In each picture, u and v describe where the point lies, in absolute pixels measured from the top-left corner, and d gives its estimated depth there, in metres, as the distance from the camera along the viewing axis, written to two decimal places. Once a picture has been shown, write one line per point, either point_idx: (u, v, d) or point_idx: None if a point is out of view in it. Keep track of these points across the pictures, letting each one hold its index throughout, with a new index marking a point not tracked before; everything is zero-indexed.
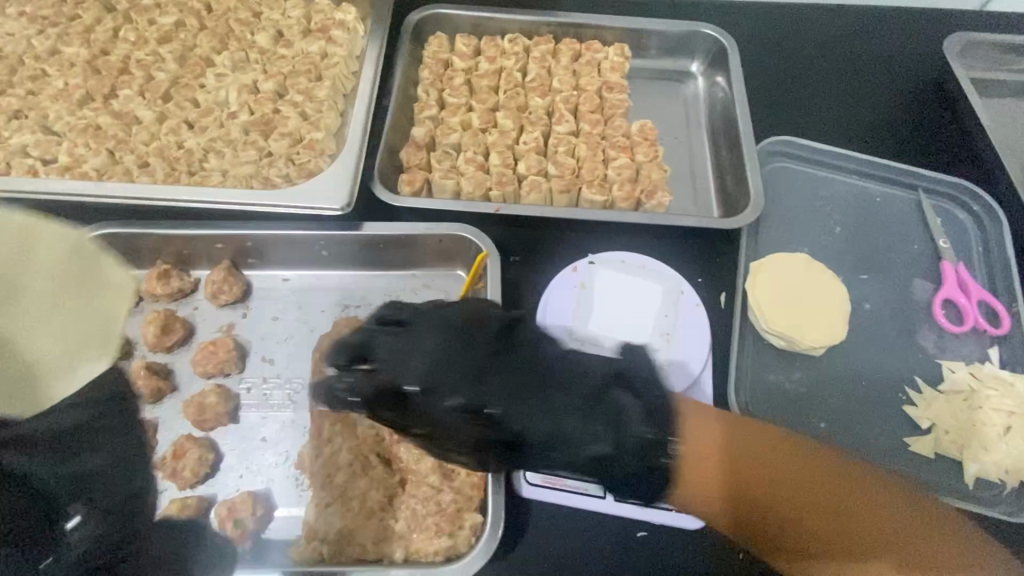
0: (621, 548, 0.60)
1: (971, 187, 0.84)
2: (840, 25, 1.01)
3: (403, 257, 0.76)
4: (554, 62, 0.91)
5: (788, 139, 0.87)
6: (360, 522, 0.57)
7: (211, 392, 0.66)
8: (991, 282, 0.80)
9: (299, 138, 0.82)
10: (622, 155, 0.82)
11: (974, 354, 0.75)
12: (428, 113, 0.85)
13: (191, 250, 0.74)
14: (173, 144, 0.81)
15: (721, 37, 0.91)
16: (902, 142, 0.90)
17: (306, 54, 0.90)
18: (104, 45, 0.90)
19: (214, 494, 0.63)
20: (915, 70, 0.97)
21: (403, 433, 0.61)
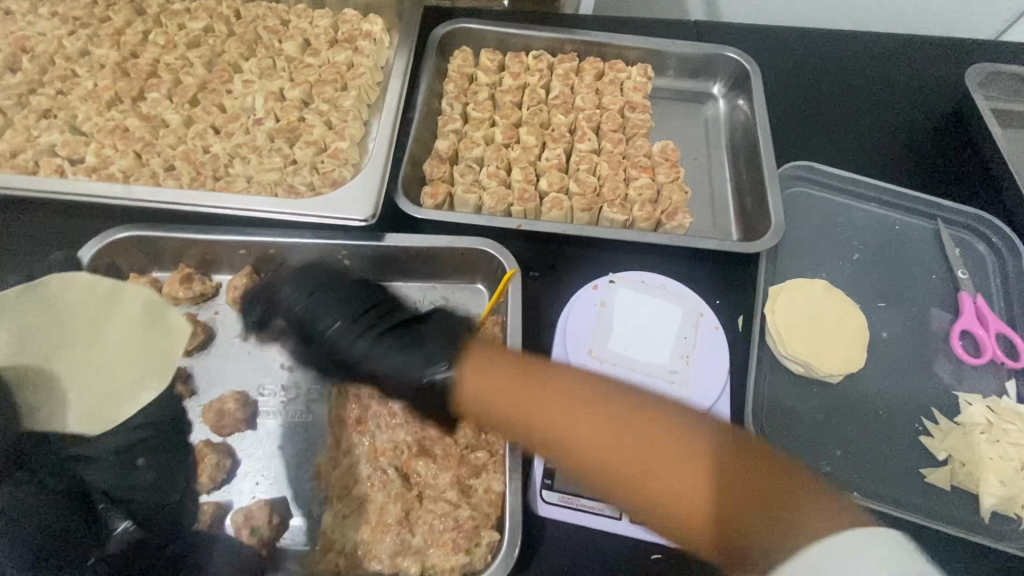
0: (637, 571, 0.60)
1: (990, 219, 0.84)
2: (860, 53, 1.02)
3: (424, 269, 0.76)
4: (577, 80, 0.92)
5: (810, 164, 0.87)
6: (376, 536, 0.56)
7: (230, 398, 0.65)
8: (1009, 315, 0.80)
9: (324, 147, 0.83)
10: (643, 175, 0.83)
11: (991, 387, 0.74)
12: (451, 126, 0.86)
13: (213, 254, 0.74)
14: (199, 149, 0.82)
15: (744, 61, 0.92)
16: (921, 172, 0.90)
17: (333, 64, 0.91)
18: (134, 48, 0.92)
19: (230, 500, 0.63)
20: (935, 99, 0.98)
21: (421, 447, 0.61)
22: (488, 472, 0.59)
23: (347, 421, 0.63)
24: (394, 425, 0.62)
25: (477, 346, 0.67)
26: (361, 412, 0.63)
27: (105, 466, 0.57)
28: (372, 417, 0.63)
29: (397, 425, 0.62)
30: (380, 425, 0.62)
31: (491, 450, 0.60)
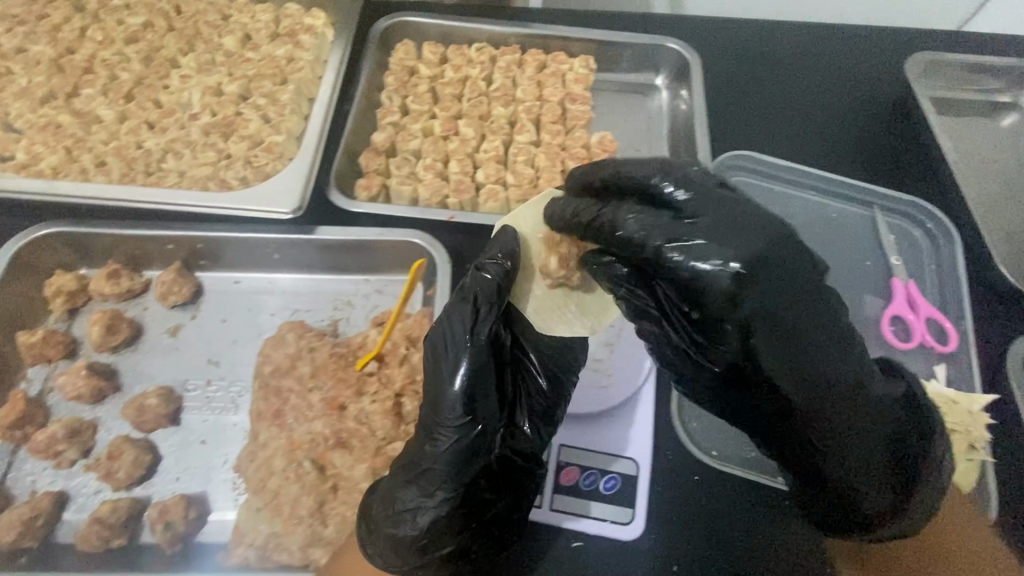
0: (555, 559, 0.59)
1: (924, 206, 0.85)
2: (806, 43, 1.02)
3: (356, 262, 0.76)
4: (519, 72, 0.92)
5: (747, 153, 0.88)
6: (289, 528, 0.57)
7: (152, 394, 0.65)
8: (942, 300, 0.80)
9: (259, 141, 0.83)
10: (580, 166, 0.83)
11: (919, 372, 0.75)
12: (389, 119, 0.86)
13: (141, 249, 0.73)
14: (131, 144, 0.81)
15: (685, 52, 0.93)
16: (862, 159, 0.90)
17: (272, 58, 0.90)
18: (70, 45, 0.90)
19: (149, 496, 0.62)
20: (878, 88, 0.98)
21: (337, 440, 0.60)
22: None
23: (266, 415, 0.62)
24: (311, 417, 0.62)
25: (403, 337, 0.67)
26: (280, 404, 0.63)
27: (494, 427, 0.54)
28: (291, 410, 0.62)
29: (314, 418, 0.62)
30: (298, 418, 0.62)
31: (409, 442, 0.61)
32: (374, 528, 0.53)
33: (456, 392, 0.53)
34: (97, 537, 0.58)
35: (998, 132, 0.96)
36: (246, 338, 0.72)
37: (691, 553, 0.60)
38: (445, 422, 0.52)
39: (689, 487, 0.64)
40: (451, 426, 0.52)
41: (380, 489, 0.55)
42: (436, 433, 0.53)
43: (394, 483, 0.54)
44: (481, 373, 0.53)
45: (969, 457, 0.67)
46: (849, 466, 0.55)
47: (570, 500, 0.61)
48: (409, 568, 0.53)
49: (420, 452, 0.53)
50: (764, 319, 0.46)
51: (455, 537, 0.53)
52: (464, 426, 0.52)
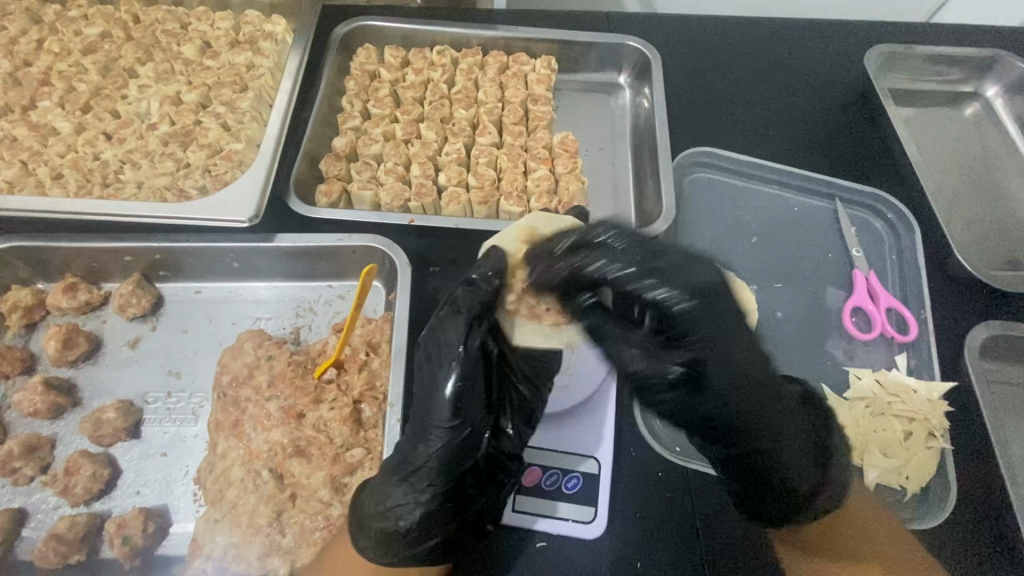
0: (518, 560, 0.59)
1: (884, 197, 0.86)
2: (769, 38, 1.03)
3: (317, 269, 0.75)
4: (481, 74, 0.92)
5: (710, 149, 0.88)
6: (247, 538, 0.57)
7: (110, 407, 0.64)
8: (902, 291, 0.81)
9: (218, 150, 0.82)
10: (542, 167, 0.83)
11: (880, 362, 0.76)
12: (350, 124, 0.86)
13: (98, 262, 0.73)
14: (89, 156, 0.81)
15: (646, 49, 0.93)
16: (825, 153, 0.91)
17: (231, 65, 0.89)
18: (27, 57, 0.89)
19: (109, 510, 0.62)
20: (840, 80, 0.99)
21: (295, 448, 0.60)
22: (362, 468, 0.60)
23: (225, 425, 0.62)
24: (270, 427, 0.62)
25: (363, 343, 0.67)
26: (239, 415, 0.63)
27: (484, 429, 0.55)
28: (249, 419, 0.62)
29: (273, 427, 0.62)
30: (257, 427, 0.62)
31: (368, 448, 0.61)
32: (363, 523, 0.54)
33: (449, 395, 0.54)
34: (54, 553, 0.57)
35: (958, 121, 0.97)
36: (206, 349, 0.71)
37: (655, 550, 0.60)
38: (435, 427, 0.54)
39: (652, 485, 0.64)
40: (443, 430, 0.54)
41: (370, 489, 0.55)
42: (430, 435, 0.54)
43: (385, 483, 0.54)
44: (468, 381, 0.54)
45: (928, 445, 0.68)
46: (784, 449, 0.63)
47: (532, 501, 0.61)
48: (398, 560, 0.54)
49: (411, 455, 0.54)
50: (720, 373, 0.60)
51: (443, 535, 0.54)
52: (454, 431, 0.54)
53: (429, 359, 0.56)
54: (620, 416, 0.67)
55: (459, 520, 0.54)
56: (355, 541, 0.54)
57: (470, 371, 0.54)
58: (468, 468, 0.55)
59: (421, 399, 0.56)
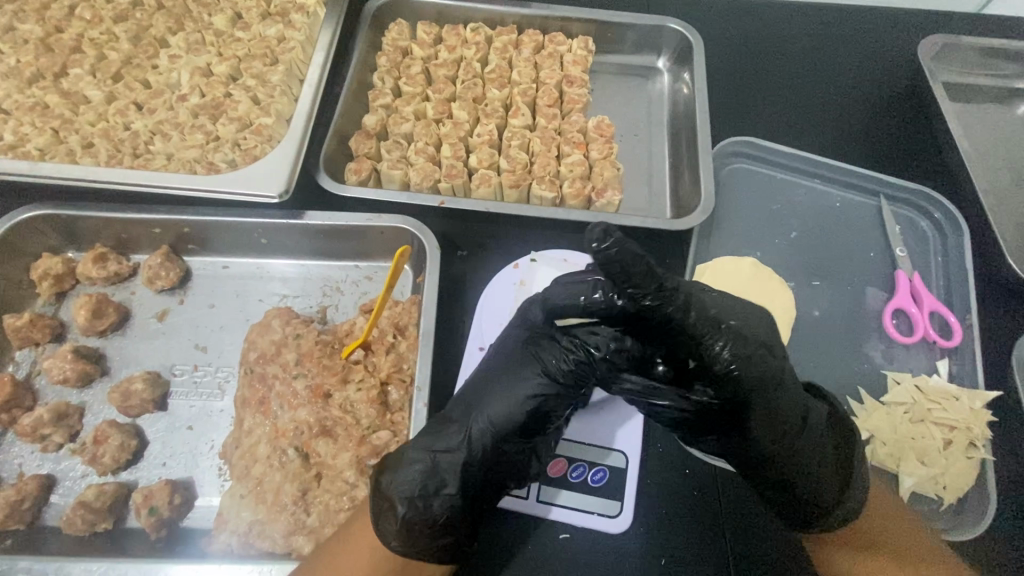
0: (542, 551, 0.59)
1: (933, 194, 0.81)
2: (815, 23, 0.98)
3: (345, 249, 0.74)
4: (515, 54, 0.89)
5: (750, 139, 0.85)
6: (272, 515, 0.56)
7: (138, 378, 0.64)
8: (946, 294, 0.77)
9: (248, 123, 0.81)
10: (576, 152, 0.81)
11: (921, 366, 0.73)
12: (381, 101, 0.84)
13: (127, 233, 0.72)
14: (120, 126, 0.81)
15: (687, 32, 0.89)
16: (870, 147, 0.87)
17: (263, 37, 0.87)
18: (59, 23, 0.88)
19: (135, 480, 0.62)
20: (888, 71, 0.95)
21: (321, 428, 0.60)
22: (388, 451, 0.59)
23: (251, 402, 0.62)
24: (296, 406, 0.61)
25: (391, 325, 0.66)
26: (265, 392, 0.62)
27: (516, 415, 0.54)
28: (275, 397, 0.62)
29: (300, 405, 0.61)
30: (283, 406, 0.61)
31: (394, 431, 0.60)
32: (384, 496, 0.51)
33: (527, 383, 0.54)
34: (82, 521, 0.57)
35: (1014, 119, 0.92)
36: (233, 324, 0.71)
37: (679, 546, 0.59)
38: (535, 374, 0.54)
39: (679, 483, 0.62)
40: (546, 376, 0.53)
41: (396, 466, 0.52)
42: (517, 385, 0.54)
43: (434, 450, 0.53)
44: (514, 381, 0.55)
45: (968, 455, 0.66)
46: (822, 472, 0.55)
47: (557, 492, 0.60)
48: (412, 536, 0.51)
49: (477, 408, 0.54)
50: (743, 372, 0.48)
51: (468, 521, 0.53)
52: (583, 370, 0.52)
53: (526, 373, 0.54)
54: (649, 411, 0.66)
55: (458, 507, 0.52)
56: (378, 527, 0.51)
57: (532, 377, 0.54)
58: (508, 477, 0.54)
59: (521, 351, 0.56)
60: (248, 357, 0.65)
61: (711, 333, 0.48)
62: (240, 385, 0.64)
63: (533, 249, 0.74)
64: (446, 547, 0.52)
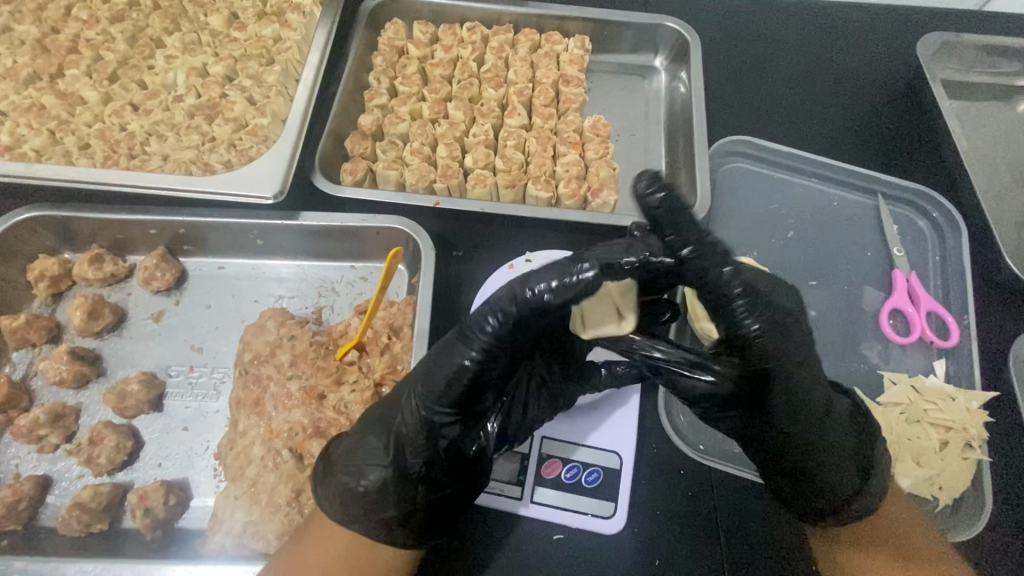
0: (535, 552, 0.59)
1: (931, 193, 0.81)
2: (814, 21, 0.98)
3: (340, 249, 0.74)
4: (511, 53, 0.88)
5: (748, 138, 0.84)
6: (266, 516, 0.57)
7: (134, 379, 0.64)
8: (944, 294, 0.77)
9: (244, 124, 0.81)
10: (572, 151, 0.81)
11: (918, 366, 0.73)
12: (377, 101, 0.84)
13: (123, 234, 0.73)
14: (116, 127, 0.81)
15: (684, 31, 0.88)
16: (868, 146, 0.87)
17: (259, 37, 0.87)
18: (55, 24, 0.88)
19: (131, 481, 0.63)
20: (886, 69, 0.94)
21: (316, 429, 0.60)
22: None
23: (246, 403, 0.62)
24: (290, 407, 0.61)
25: (385, 326, 0.66)
26: (260, 393, 0.62)
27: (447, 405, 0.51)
28: (270, 398, 0.62)
29: (294, 407, 0.61)
30: (277, 407, 0.62)
31: None
32: (327, 475, 0.54)
33: (450, 369, 0.50)
34: (78, 521, 0.58)
35: (1014, 117, 0.91)
36: (229, 325, 0.71)
37: (672, 545, 0.59)
38: (465, 350, 0.50)
39: (673, 484, 0.62)
40: (479, 353, 0.49)
41: (349, 435, 0.56)
42: (437, 374, 0.51)
43: (370, 430, 0.55)
44: (440, 368, 0.51)
45: (964, 455, 0.65)
46: (828, 460, 0.55)
47: (551, 492, 0.60)
48: (348, 518, 0.52)
49: (413, 384, 0.53)
50: (769, 346, 0.48)
51: (426, 501, 0.53)
52: (512, 341, 0.49)
53: (443, 358, 0.51)
54: (643, 412, 0.66)
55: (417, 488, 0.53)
56: (316, 491, 0.54)
57: (457, 367, 0.50)
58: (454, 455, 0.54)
59: (455, 330, 0.52)
60: (242, 358, 0.65)
61: (745, 301, 0.47)
62: (234, 386, 0.64)
63: (528, 250, 0.74)
64: (391, 524, 0.53)
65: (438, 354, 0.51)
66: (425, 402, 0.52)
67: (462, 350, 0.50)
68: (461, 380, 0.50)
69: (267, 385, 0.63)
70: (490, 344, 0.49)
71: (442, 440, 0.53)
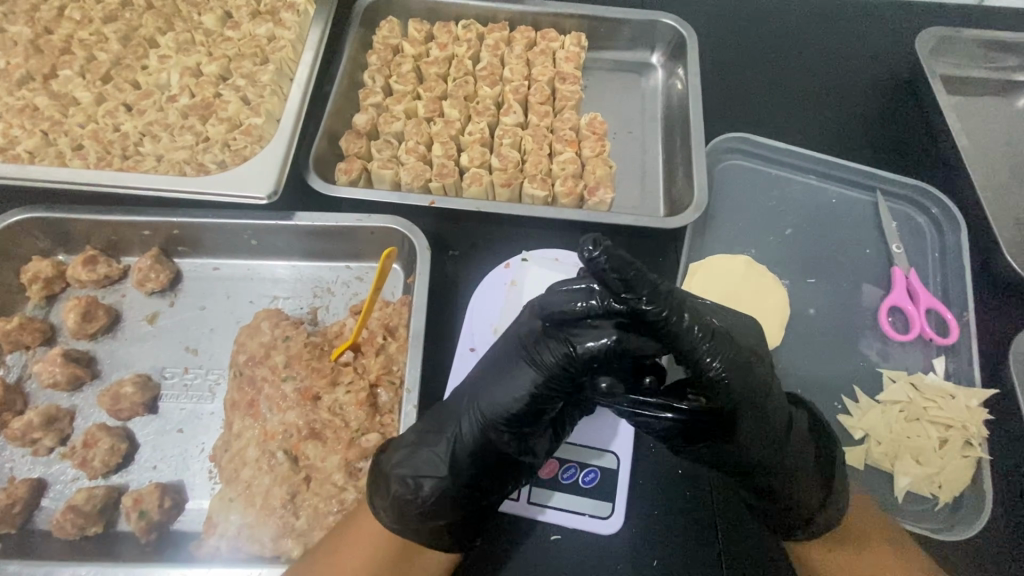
0: (531, 553, 0.58)
1: (931, 190, 0.80)
2: (812, 17, 0.97)
3: (335, 249, 0.74)
4: (507, 51, 0.88)
5: (746, 136, 0.84)
6: (261, 518, 0.56)
7: (128, 381, 0.64)
8: (943, 291, 0.76)
9: (238, 124, 0.80)
10: (568, 149, 0.80)
11: (917, 364, 0.72)
12: (372, 100, 0.83)
13: (117, 236, 0.72)
14: (110, 127, 0.80)
15: (681, 27, 0.88)
16: (867, 142, 0.86)
17: (253, 37, 0.86)
18: (48, 24, 0.88)
19: (126, 484, 0.62)
20: (884, 65, 0.93)
21: (311, 430, 0.60)
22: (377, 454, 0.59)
23: (240, 405, 0.62)
24: (285, 408, 0.61)
25: (380, 326, 0.66)
26: (254, 394, 0.62)
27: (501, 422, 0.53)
28: (264, 400, 0.62)
29: (289, 408, 0.61)
30: (272, 408, 0.61)
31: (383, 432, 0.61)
32: (378, 480, 0.54)
33: (511, 382, 0.53)
34: (72, 525, 0.57)
35: (1013, 112, 0.91)
36: (224, 326, 0.71)
37: (670, 547, 0.59)
38: (527, 374, 0.52)
39: (670, 484, 0.62)
40: (538, 377, 0.52)
41: (397, 446, 0.55)
42: (502, 390, 0.53)
43: (421, 440, 0.55)
44: (502, 381, 0.53)
45: (963, 454, 0.65)
46: (817, 489, 0.55)
47: (548, 493, 0.60)
48: (395, 526, 0.53)
49: (470, 401, 0.55)
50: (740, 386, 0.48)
51: (461, 514, 0.54)
52: (565, 370, 0.50)
53: (504, 375, 0.54)
54: None
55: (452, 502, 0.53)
56: (371, 500, 0.53)
57: (518, 381, 0.52)
58: (495, 476, 0.55)
59: (515, 353, 0.54)
60: (237, 359, 0.64)
61: (708, 344, 0.47)
62: (229, 388, 0.63)
63: (524, 249, 0.73)
64: (443, 530, 0.53)
65: (502, 367, 0.54)
66: (478, 418, 0.54)
67: (525, 366, 0.53)
68: (515, 394, 0.52)
69: (262, 386, 0.63)
70: (543, 363, 0.51)
71: (487, 462, 0.54)
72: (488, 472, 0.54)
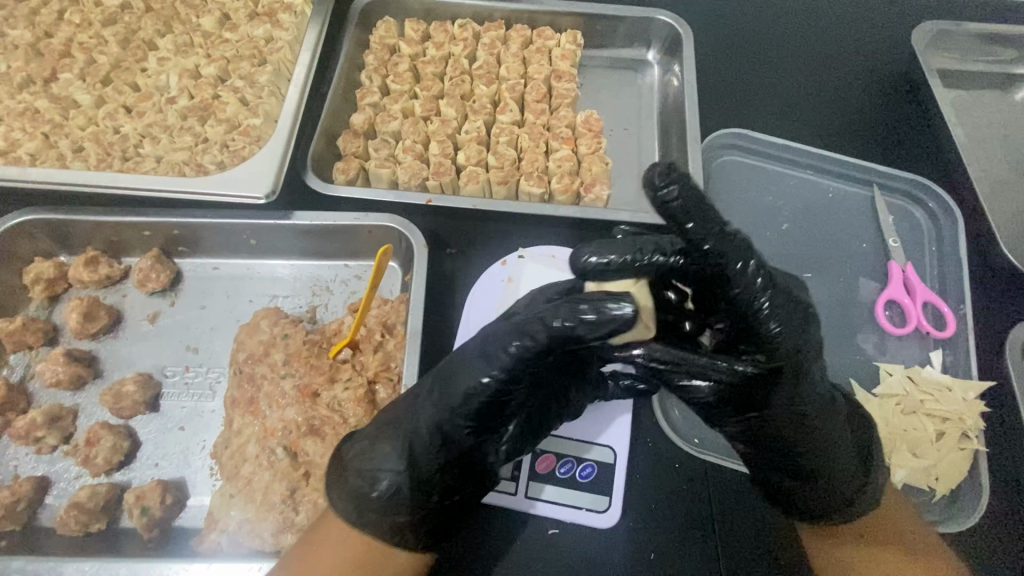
0: (529, 547, 0.59)
1: (926, 184, 0.80)
2: (807, 12, 0.97)
3: (333, 248, 0.75)
4: (503, 50, 0.88)
5: (743, 132, 0.84)
6: (261, 514, 0.57)
7: (130, 380, 0.65)
8: (941, 284, 0.76)
9: (237, 124, 0.81)
10: (564, 147, 0.81)
11: (913, 357, 0.72)
12: (369, 99, 0.84)
13: (118, 236, 0.73)
14: (110, 129, 0.81)
15: (676, 24, 0.88)
16: (863, 136, 0.86)
17: (250, 38, 0.87)
18: (48, 28, 0.89)
19: (128, 481, 0.63)
20: (881, 59, 0.93)
21: (309, 427, 0.60)
22: None
23: (240, 402, 0.62)
24: (284, 405, 0.62)
25: (378, 324, 0.66)
26: (254, 392, 0.63)
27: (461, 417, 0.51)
28: (264, 397, 0.62)
29: (288, 405, 0.62)
30: (272, 405, 0.62)
31: None
32: (342, 471, 0.54)
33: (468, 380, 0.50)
34: (75, 521, 0.58)
35: (1010, 105, 0.91)
36: (224, 325, 0.71)
37: (666, 540, 0.59)
38: (486, 369, 0.49)
39: (667, 478, 0.62)
40: (498, 373, 0.49)
41: (359, 439, 0.54)
42: (458, 387, 0.50)
43: (383, 433, 0.54)
44: (452, 376, 0.51)
45: (960, 446, 0.65)
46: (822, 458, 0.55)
47: (545, 488, 0.61)
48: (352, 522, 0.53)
49: (430, 394, 0.52)
50: (796, 346, 0.49)
51: (438, 506, 0.52)
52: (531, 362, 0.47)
53: (457, 368, 0.51)
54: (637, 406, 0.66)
55: (422, 498, 0.52)
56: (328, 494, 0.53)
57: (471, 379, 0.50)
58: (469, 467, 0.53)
59: (477, 344, 0.51)
60: (236, 357, 0.65)
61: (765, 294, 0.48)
62: (229, 386, 0.64)
63: (521, 244, 0.73)
64: (404, 529, 0.52)
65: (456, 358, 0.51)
66: (436, 412, 0.51)
67: (481, 360, 0.49)
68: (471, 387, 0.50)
69: (261, 384, 0.63)
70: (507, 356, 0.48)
71: (454, 453, 0.52)
72: (460, 464, 0.53)
